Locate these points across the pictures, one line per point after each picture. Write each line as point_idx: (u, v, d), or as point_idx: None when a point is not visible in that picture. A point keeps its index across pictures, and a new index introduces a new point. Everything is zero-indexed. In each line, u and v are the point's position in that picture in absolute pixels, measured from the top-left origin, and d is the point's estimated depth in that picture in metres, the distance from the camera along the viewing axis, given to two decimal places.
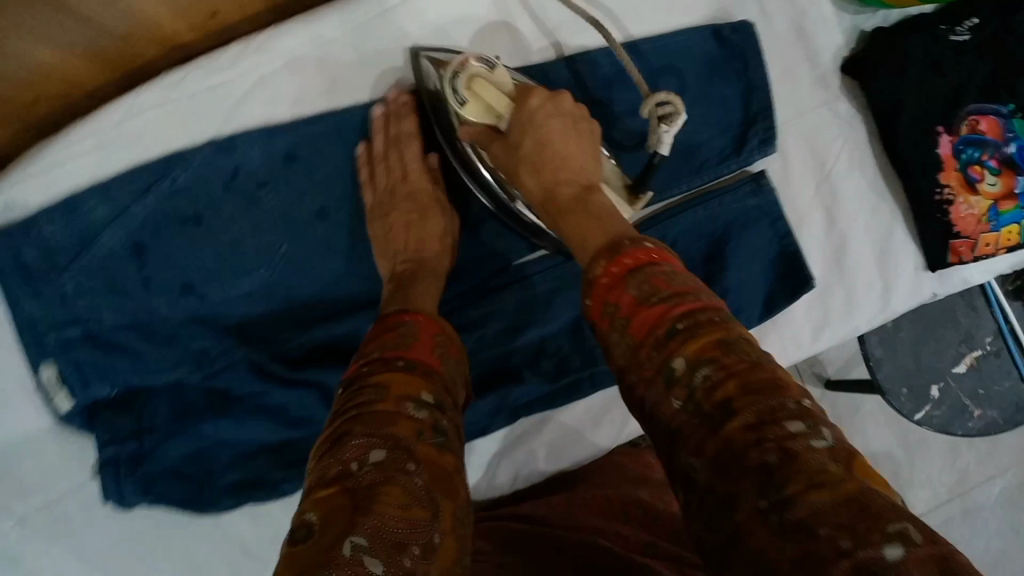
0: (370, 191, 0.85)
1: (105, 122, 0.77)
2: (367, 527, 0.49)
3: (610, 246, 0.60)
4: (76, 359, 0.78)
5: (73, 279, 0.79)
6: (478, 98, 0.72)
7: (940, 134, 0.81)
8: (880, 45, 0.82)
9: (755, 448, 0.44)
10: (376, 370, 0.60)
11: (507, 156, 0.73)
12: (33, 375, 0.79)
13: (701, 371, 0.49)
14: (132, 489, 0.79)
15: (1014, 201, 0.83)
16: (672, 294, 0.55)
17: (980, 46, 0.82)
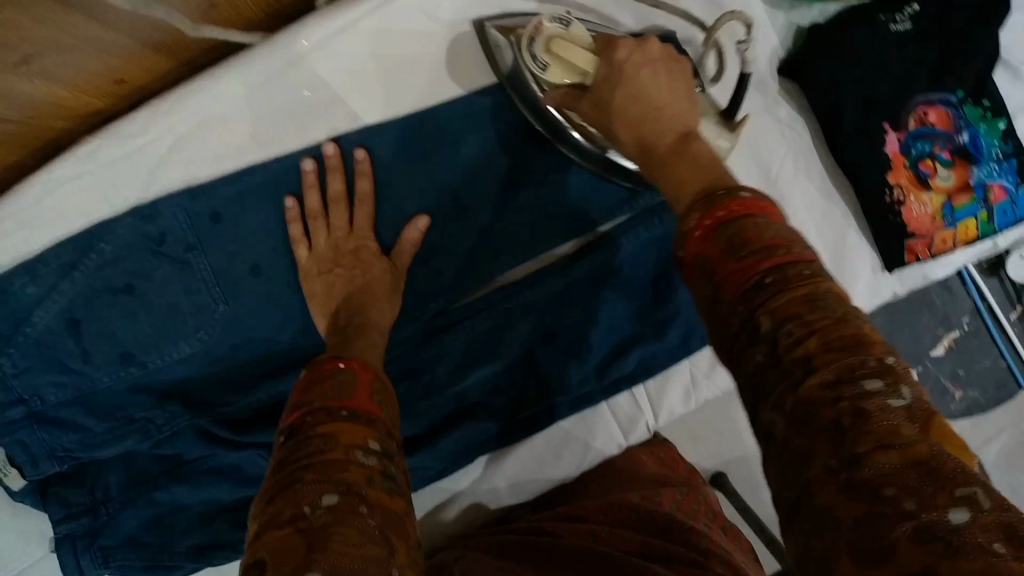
0: (304, 251, 0.69)
1: (23, 198, 0.63)
2: (320, 563, 0.44)
3: (706, 199, 0.46)
4: (21, 440, 0.66)
5: (10, 358, 0.66)
6: (558, 56, 0.63)
7: (887, 132, 0.74)
8: (815, 44, 0.74)
9: (828, 404, 0.36)
10: (320, 412, 0.54)
11: (596, 112, 0.61)
12: None
13: (782, 324, 0.39)
14: (90, 561, 0.67)
15: (968, 193, 0.77)
16: (766, 246, 0.42)
17: (922, 33, 0.75)
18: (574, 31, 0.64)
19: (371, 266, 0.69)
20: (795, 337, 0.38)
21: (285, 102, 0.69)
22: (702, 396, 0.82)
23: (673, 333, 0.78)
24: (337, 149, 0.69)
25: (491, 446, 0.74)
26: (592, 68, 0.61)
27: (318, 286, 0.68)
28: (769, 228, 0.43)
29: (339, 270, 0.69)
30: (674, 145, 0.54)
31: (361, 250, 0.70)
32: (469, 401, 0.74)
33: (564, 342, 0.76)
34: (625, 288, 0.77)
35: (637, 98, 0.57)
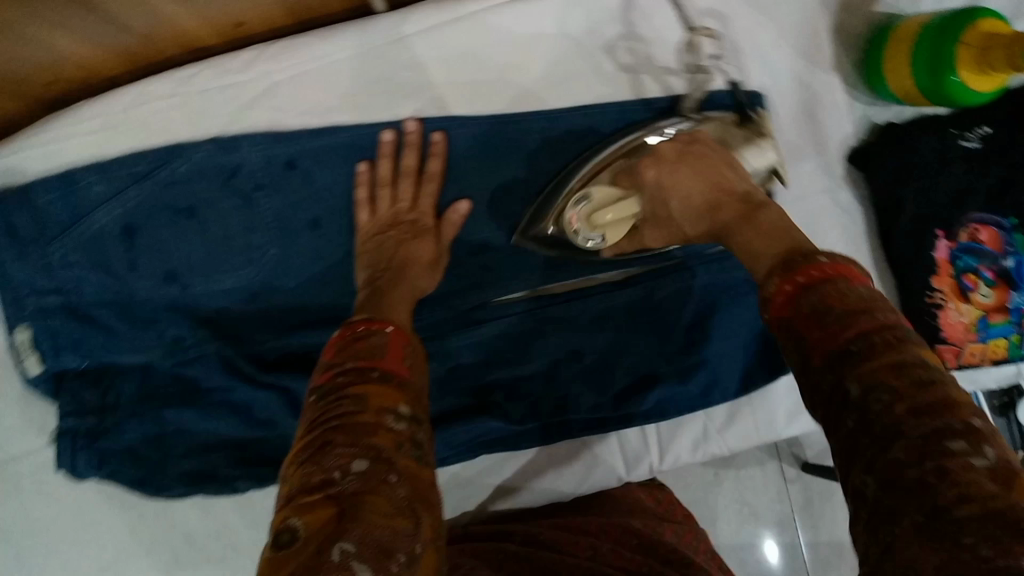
0: (366, 212, 0.71)
1: (114, 103, 0.67)
2: (349, 536, 0.45)
3: (787, 262, 0.48)
4: (51, 329, 0.69)
5: (62, 248, 0.67)
6: (607, 222, 0.67)
7: (939, 238, 0.77)
8: (887, 142, 0.77)
9: (915, 466, 0.37)
10: (352, 376, 0.55)
11: (667, 232, 0.66)
12: (6, 335, 0.69)
13: (871, 392, 0.40)
14: (85, 463, 0.69)
15: (1005, 314, 0.79)
16: (847, 310, 0.44)
17: (989, 155, 0.77)
18: (601, 196, 0.68)
19: (423, 237, 0.70)
20: (885, 404, 0.40)
21: (378, 74, 0.72)
22: (712, 449, 0.82)
23: (696, 381, 0.77)
24: (419, 126, 0.71)
25: (496, 447, 0.75)
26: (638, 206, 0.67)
27: (369, 248, 0.69)
28: (852, 291, 0.45)
29: (393, 234, 0.70)
30: (743, 214, 0.56)
31: (418, 222, 0.71)
32: (485, 399, 0.76)
33: (587, 365, 0.77)
34: (660, 326, 0.77)
35: (693, 196, 0.61)
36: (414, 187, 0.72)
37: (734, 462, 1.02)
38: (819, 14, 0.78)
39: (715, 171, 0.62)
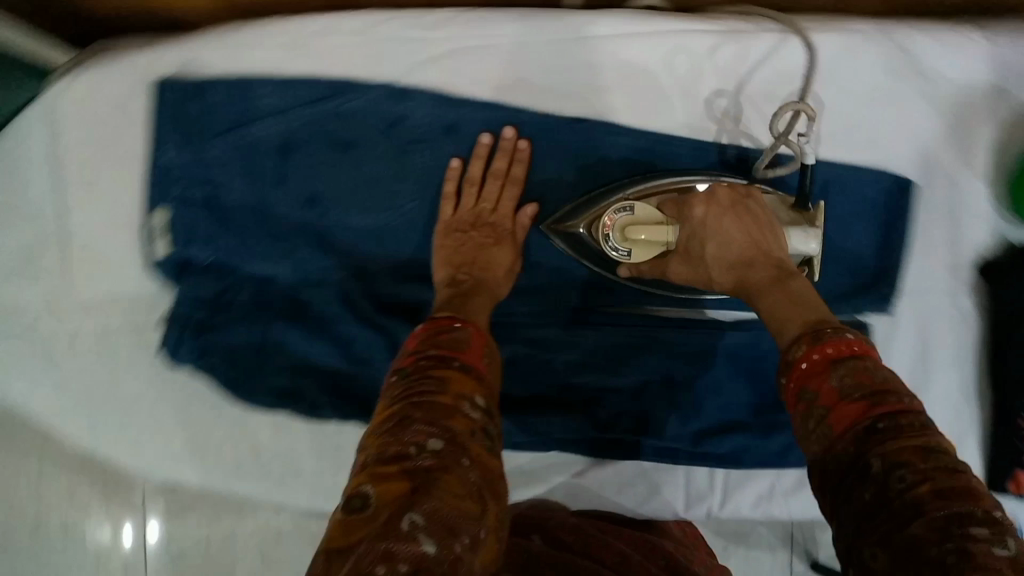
0: (450, 204, 0.79)
1: (303, 27, 0.77)
2: (421, 509, 0.48)
3: (812, 332, 0.58)
4: (191, 216, 0.80)
5: (221, 148, 0.79)
6: (640, 240, 0.74)
7: None
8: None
9: (937, 543, 0.44)
10: (434, 363, 0.60)
11: (695, 269, 0.71)
12: (145, 216, 0.82)
13: (896, 470, 0.48)
14: (188, 348, 0.81)
15: None
16: (874, 392, 0.52)
17: None
18: (642, 213, 0.74)
19: (502, 240, 0.78)
20: (906, 483, 0.47)
21: (556, 64, 0.78)
22: (772, 510, 0.83)
23: (777, 440, 0.81)
24: (516, 134, 0.78)
25: (569, 446, 0.81)
26: (675, 234, 0.73)
27: (448, 241, 0.77)
28: (876, 371, 0.54)
29: (475, 235, 0.77)
30: (772, 279, 0.64)
31: (501, 226, 0.79)
32: (572, 398, 0.81)
33: (676, 393, 0.80)
34: (757, 376, 0.80)
35: (733, 246, 0.67)
36: (500, 190, 0.79)
37: (746, 540, 0.94)
38: (942, 108, 0.80)
39: (761, 228, 0.68)
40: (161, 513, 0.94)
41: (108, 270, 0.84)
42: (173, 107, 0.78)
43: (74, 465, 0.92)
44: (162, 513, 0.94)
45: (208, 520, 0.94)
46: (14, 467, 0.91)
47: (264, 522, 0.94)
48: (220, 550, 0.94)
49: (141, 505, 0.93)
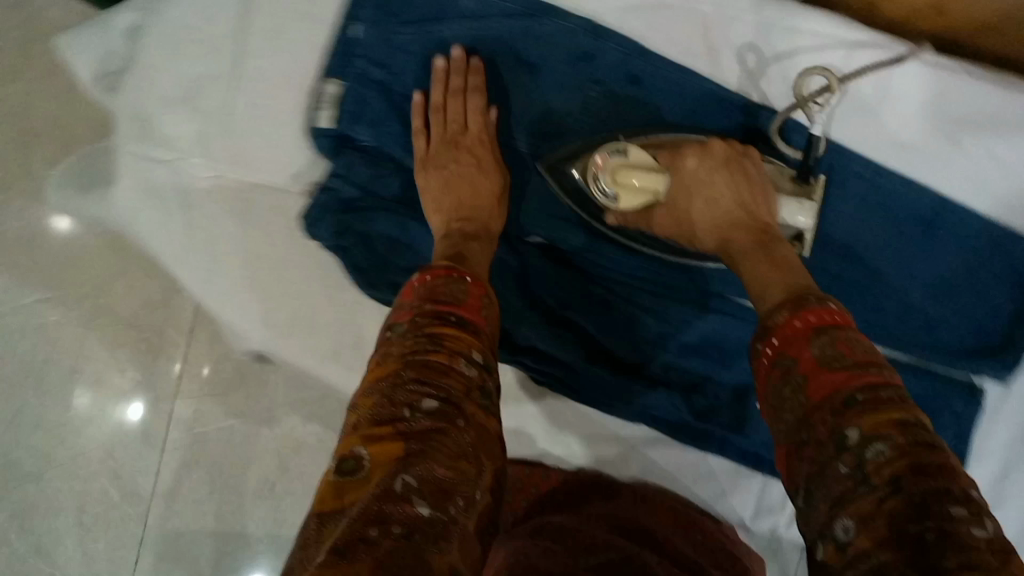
0: (422, 138, 0.53)
1: None
2: (418, 466, 0.34)
3: (797, 297, 0.41)
4: (365, 98, 0.52)
5: (451, 32, 0.52)
6: (627, 187, 0.49)
7: None
8: None
9: (909, 523, 0.30)
10: (426, 313, 0.42)
11: (677, 225, 0.51)
12: (317, 84, 0.53)
13: (871, 441, 0.33)
14: (325, 228, 0.52)
15: None
16: (856, 361, 0.36)
17: None
18: (636, 157, 0.49)
19: (488, 169, 0.52)
20: (884, 458, 0.32)
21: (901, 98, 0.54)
22: None
23: None
24: (465, 55, 0.53)
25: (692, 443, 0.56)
26: (664, 186, 0.49)
27: (429, 181, 0.52)
28: (861, 340, 0.37)
29: (456, 164, 0.51)
30: (755, 246, 0.46)
31: (481, 148, 0.52)
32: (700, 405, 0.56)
33: None
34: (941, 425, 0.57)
35: (721, 202, 0.49)
36: (464, 108, 0.52)
37: None
38: None
39: (752, 182, 0.49)
40: (185, 399, 0.87)
41: (252, 131, 0.53)
42: None
43: (114, 321, 0.87)
44: (199, 399, 0.87)
45: (238, 413, 0.87)
46: (70, 297, 0.87)
47: (287, 433, 0.86)
48: (237, 443, 0.86)
49: (171, 399, 0.87)
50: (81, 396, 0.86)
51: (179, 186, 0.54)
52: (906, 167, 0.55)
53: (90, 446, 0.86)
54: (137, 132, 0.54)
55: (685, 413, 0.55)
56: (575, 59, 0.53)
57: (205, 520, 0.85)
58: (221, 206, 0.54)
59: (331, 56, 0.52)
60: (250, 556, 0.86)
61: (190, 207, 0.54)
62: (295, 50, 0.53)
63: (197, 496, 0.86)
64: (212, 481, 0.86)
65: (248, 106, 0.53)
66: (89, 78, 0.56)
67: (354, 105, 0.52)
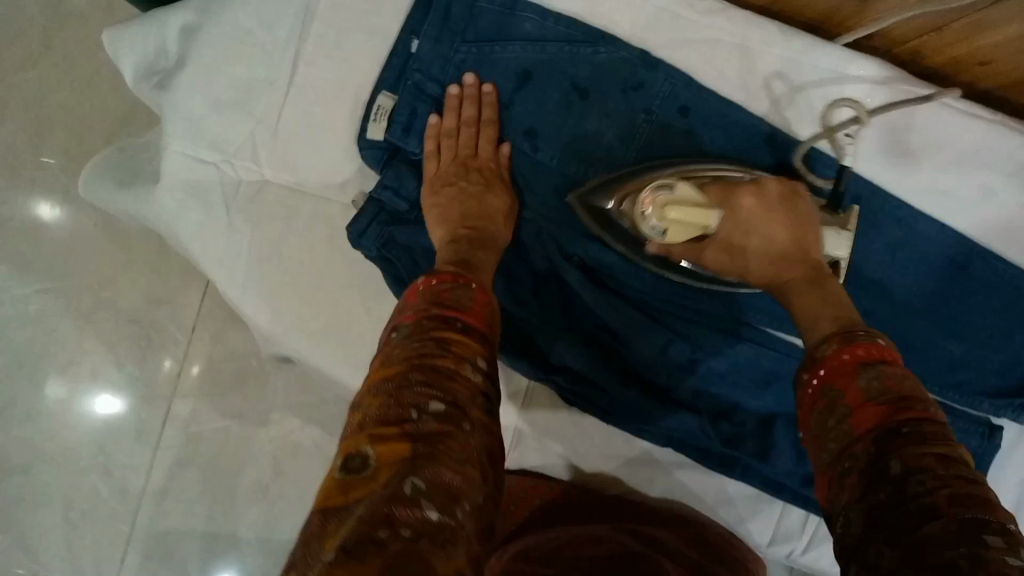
0: (434, 159, 0.54)
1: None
2: (427, 471, 0.33)
3: (845, 331, 0.41)
4: (414, 108, 0.54)
5: (512, 55, 0.54)
6: (676, 224, 0.47)
7: None
8: None
9: (944, 549, 0.30)
10: (431, 318, 0.41)
11: (729, 258, 0.49)
12: (371, 96, 0.54)
13: (912, 471, 0.33)
14: (370, 237, 0.53)
15: None
16: (901, 397, 0.36)
17: None
18: (682, 193, 0.47)
19: (496, 191, 0.53)
20: (923, 488, 0.32)
21: (904, 138, 0.56)
22: None
23: None
24: (478, 82, 0.54)
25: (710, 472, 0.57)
26: (715, 222, 0.47)
27: (438, 202, 0.52)
28: (908, 380, 0.38)
29: (462, 186, 0.52)
30: (806, 279, 0.46)
31: (490, 172, 0.53)
32: (726, 442, 0.56)
33: None
34: None
35: (778, 238, 0.47)
36: (476, 136, 0.53)
37: None
38: None
39: (806, 227, 0.48)
40: (185, 398, 0.89)
41: (303, 137, 0.54)
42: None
43: (116, 318, 0.89)
44: (197, 398, 0.89)
45: (235, 413, 0.88)
46: (73, 291, 0.89)
47: (284, 436, 0.88)
48: (234, 445, 0.88)
49: (169, 397, 0.89)
50: (78, 391, 0.88)
51: (220, 188, 0.55)
52: (941, 215, 0.56)
53: (84, 438, 0.88)
54: (187, 132, 0.54)
55: (712, 438, 0.56)
56: (625, 90, 0.54)
57: (196, 519, 0.87)
58: (264, 212, 0.55)
59: (386, 70, 0.54)
60: (238, 557, 0.87)
61: (231, 210, 0.55)
62: (349, 61, 0.54)
63: (190, 495, 0.88)
64: (206, 481, 0.88)
65: (296, 116, 0.54)
66: (131, 77, 0.57)
67: (404, 115, 0.54)
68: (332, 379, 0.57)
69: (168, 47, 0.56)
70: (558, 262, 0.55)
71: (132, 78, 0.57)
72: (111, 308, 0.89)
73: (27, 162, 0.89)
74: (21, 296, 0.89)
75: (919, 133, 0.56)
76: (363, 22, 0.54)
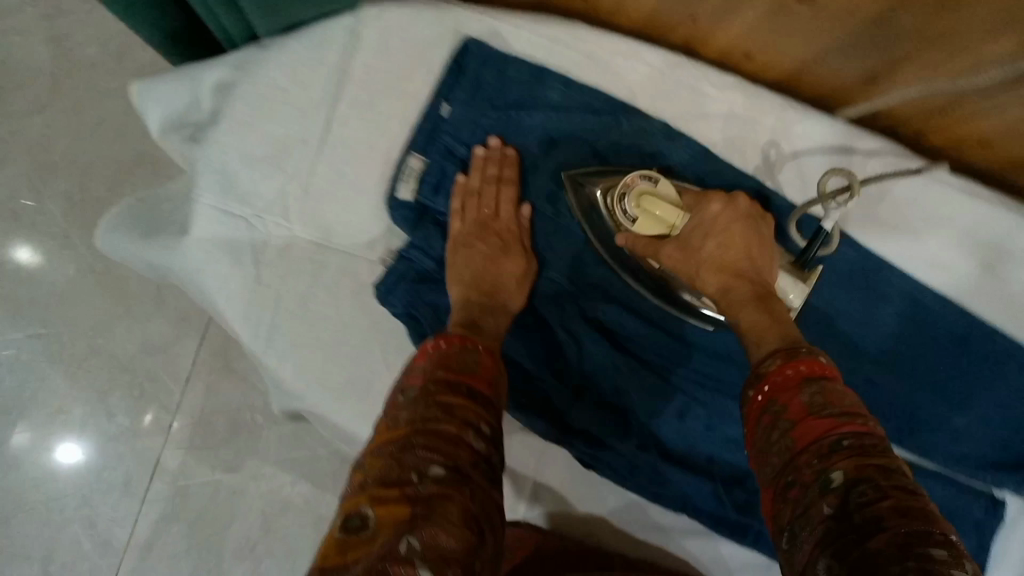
0: (456, 219, 0.56)
1: (621, 52, 0.55)
2: (425, 531, 0.34)
3: (790, 347, 0.41)
4: (444, 170, 0.57)
5: (539, 123, 0.56)
6: (648, 213, 0.51)
7: None
8: None
9: (894, 563, 0.30)
10: (436, 380, 0.42)
11: (684, 260, 0.50)
12: (402, 157, 0.56)
13: (855, 485, 0.33)
14: (399, 295, 0.55)
15: None
16: (844, 411, 0.37)
17: None
18: (662, 189, 0.52)
19: (513, 253, 0.55)
20: (867, 500, 0.33)
21: (890, 207, 0.57)
22: None
23: None
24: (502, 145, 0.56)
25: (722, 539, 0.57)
26: (681, 223, 0.52)
27: (457, 260, 0.54)
28: (847, 393, 0.38)
29: (481, 248, 0.54)
30: (757, 298, 0.46)
31: (507, 237, 0.55)
32: (737, 508, 0.56)
33: None
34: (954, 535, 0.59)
35: (732, 247, 0.49)
36: (497, 198, 0.55)
37: None
38: None
39: (763, 244, 0.50)
40: (175, 449, 0.88)
41: (336, 192, 0.56)
42: (477, 67, 0.56)
43: (112, 365, 0.88)
44: (188, 451, 0.88)
45: (226, 467, 0.87)
46: (70, 336, 0.88)
47: (274, 492, 0.87)
48: (224, 499, 0.87)
49: (159, 448, 0.87)
50: (64, 441, 0.87)
51: (252, 241, 0.56)
52: (942, 289, 0.57)
53: (68, 489, 0.86)
54: (220, 184, 0.56)
55: (725, 504, 0.56)
56: (643, 160, 0.56)
57: None
58: (292, 265, 0.57)
59: (417, 132, 0.56)
60: None
61: (260, 262, 0.56)
62: (383, 125, 0.56)
63: (174, 551, 0.86)
64: (192, 537, 0.86)
65: (328, 175, 0.56)
66: (160, 129, 0.59)
67: (435, 176, 0.57)
68: (344, 434, 0.58)
69: (202, 102, 0.57)
70: (574, 323, 0.56)
71: (160, 128, 0.58)
72: (107, 355, 0.88)
73: (26, 209, 0.90)
74: (14, 340, 0.88)
75: (912, 207, 0.57)
76: (397, 89, 0.56)
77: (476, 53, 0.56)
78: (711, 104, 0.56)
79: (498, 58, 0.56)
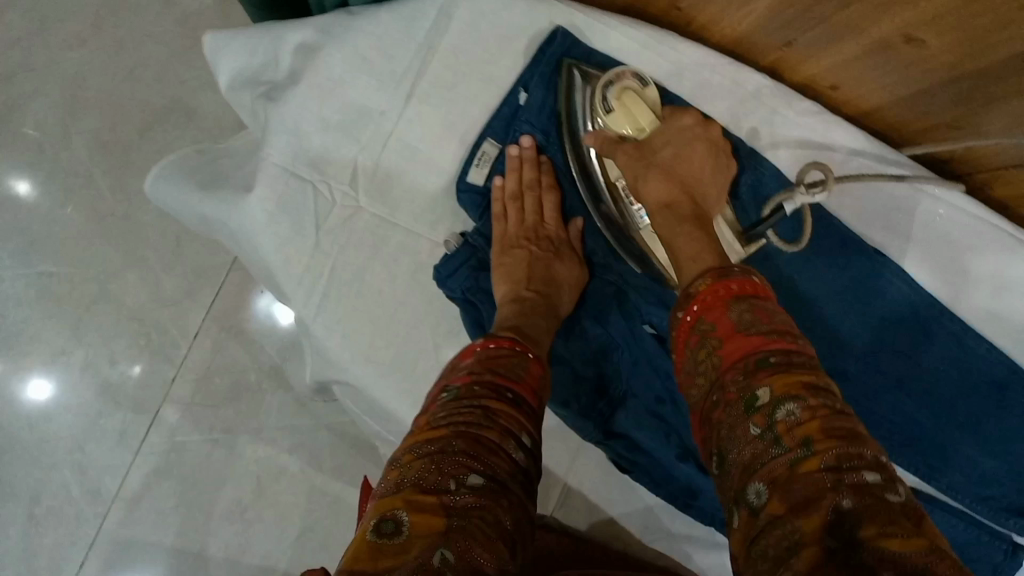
0: (501, 219, 0.56)
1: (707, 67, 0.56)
2: (459, 544, 0.33)
3: (721, 268, 0.42)
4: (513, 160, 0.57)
5: None
6: (626, 107, 0.51)
7: None
8: None
9: (828, 493, 0.29)
10: (483, 382, 0.43)
11: (640, 160, 0.49)
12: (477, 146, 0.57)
13: (783, 403, 0.33)
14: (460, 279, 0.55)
15: None
16: (773, 329, 0.37)
17: None
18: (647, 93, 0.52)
19: (565, 257, 0.56)
20: (794, 419, 0.32)
21: (936, 254, 0.56)
22: None
23: None
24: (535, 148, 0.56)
25: None
26: (651, 126, 0.51)
27: (506, 262, 0.55)
28: (777, 312, 0.39)
29: (532, 250, 0.55)
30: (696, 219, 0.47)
31: (557, 241, 0.56)
32: None
33: None
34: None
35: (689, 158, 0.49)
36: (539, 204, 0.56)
37: None
38: None
39: (713, 171, 0.50)
40: (175, 404, 0.85)
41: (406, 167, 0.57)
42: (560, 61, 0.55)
43: (120, 312, 0.86)
44: (188, 407, 0.85)
45: (225, 427, 0.85)
46: (81, 277, 0.86)
47: (269, 458, 0.85)
48: (220, 460, 0.84)
49: (159, 401, 0.85)
50: (63, 382, 0.85)
51: (315, 206, 0.57)
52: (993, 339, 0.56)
53: (60, 432, 0.84)
54: (292, 144, 0.56)
55: None
56: None
57: (166, 533, 0.83)
58: (352, 235, 0.57)
59: (494, 119, 0.56)
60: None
61: (322, 230, 0.57)
62: (462, 107, 0.56)
63: (162, 508, 0.83)
64: (183, 494, 0.84)
65: (401, 149, 0.57)
66: (229, 82, 0.58)
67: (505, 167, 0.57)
68: (380, 408, 0.57)
69: (278, 62, 0.57)
70: (628, 327, 0.56)
71: (229, 82, 0.59)
72: (118, 300, 0.86)
73: (54, 144, 0.88)
74: (24, 274, 0.86)
75: (970, 250, 0.55)
76: (482, 74, 0.57)
77: (562, 45, 0.55)
78: (788, 125, 0.55)
79: (584, 55, 0.55)
